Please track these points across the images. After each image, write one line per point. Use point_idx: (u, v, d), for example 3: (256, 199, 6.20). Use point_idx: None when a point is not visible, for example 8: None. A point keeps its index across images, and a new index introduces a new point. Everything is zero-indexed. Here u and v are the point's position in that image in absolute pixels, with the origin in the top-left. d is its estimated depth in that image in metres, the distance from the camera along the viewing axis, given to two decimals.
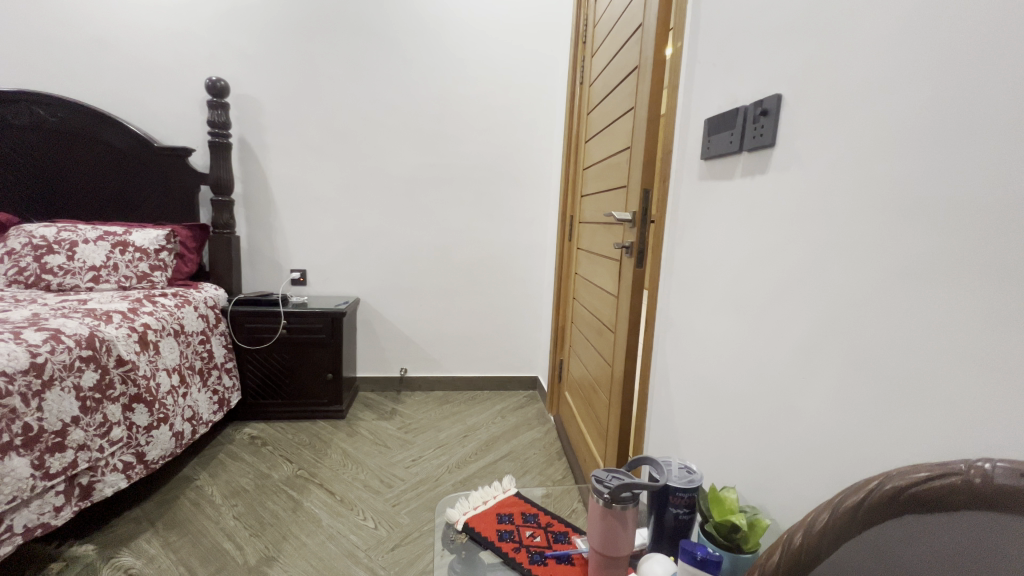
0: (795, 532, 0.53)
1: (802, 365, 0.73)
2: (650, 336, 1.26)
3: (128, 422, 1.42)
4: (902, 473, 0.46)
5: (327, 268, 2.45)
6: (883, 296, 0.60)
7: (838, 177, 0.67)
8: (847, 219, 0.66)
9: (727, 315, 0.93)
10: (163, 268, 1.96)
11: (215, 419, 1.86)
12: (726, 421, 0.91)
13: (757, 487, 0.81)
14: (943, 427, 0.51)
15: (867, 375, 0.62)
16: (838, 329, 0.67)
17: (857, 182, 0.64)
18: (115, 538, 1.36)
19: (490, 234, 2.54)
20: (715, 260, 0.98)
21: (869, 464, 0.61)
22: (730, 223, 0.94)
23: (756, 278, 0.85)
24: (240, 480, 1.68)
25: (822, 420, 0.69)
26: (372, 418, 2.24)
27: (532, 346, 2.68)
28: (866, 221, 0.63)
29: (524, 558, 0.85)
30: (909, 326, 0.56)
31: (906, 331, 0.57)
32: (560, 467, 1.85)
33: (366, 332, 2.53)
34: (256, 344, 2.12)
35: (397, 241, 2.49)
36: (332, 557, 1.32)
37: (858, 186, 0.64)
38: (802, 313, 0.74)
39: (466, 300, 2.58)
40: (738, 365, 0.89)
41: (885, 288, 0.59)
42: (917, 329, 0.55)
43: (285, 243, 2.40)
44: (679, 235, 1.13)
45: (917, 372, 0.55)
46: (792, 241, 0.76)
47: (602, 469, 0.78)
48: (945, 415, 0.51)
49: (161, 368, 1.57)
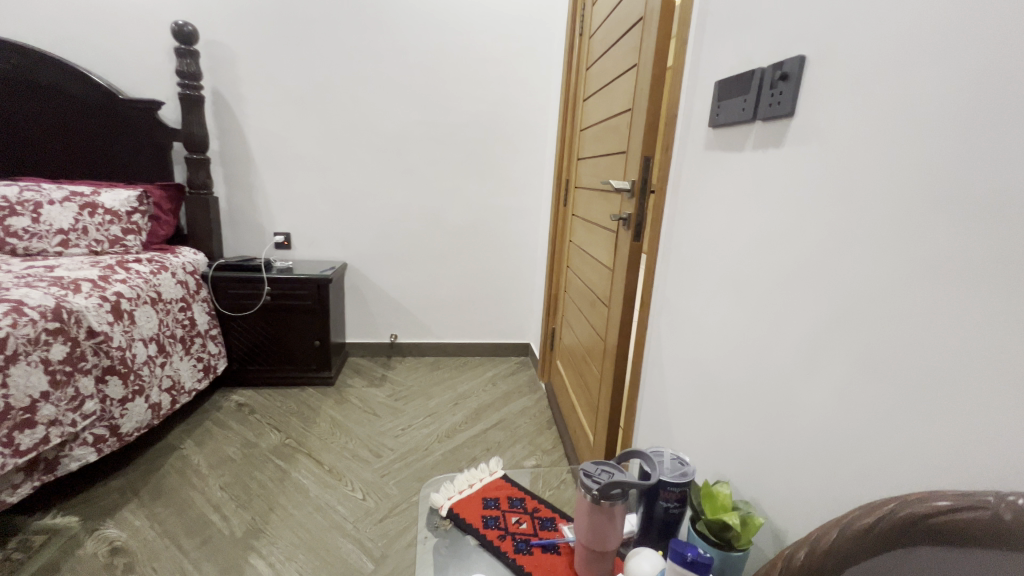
0: (800, 547, 0.50)
1: (806, 360, 0.69)
2: (645, 314, 1.21)
3: (101, 395, 1.38)
4: (921, 499, 0.42)
5: (312, 231, 2.36)
6: (903, 296, 0.54)
7: (862, 156, 0.60)
8: (869, 205, 0.59)
9: (729, 299, 0.87)
10: (137, 232, 1.87)
11: (199, 387, 1.83)
12: (721, 409, 0.87)
13: (751, 480, 0.78)
14: (962, 445, 0.47)
15: (877, 378, 0.57)
16: (849, 325, 0.62)
17: (884, 164, 0.56)
18: (99, 510, 1.35)
19: (482, 197, 2.44)
20: (718, 239, 0.91)
21: (874, 473, 0.57)
22: (736, 199, 0.86)
23: (761, 263, 0.79)
24: (227, 449, 1.67)
25: (825, 420, 0.65)
26: (362, 384, 2.22)
27: (524, 313, 2.64)
28: (891, 209, 0.56)
29: (509, 546, 0.83)
30: (930, 330, 0.51)
31: (927, 336, 0.51)
32: (550, 436, 1.85)
33: (355, 298, 2.47)
34: (239, 310, 2.06)
35: (385, 203, 2.38)
36: (320, 529, 1.32)
37: (883, 169, 0.57)
38: (809, 304, 0.68)
39: (457, 266, 2.51)
40: (737, 352, 0.84)
41: (908, 287, 0.53)
42: (941, 336, 0.50)
43: (267, 204, 2.29)
44: (680, 209, 1.06)
45: (937, 382, 0.50)
46: (804, 224, 0.70)
47: (590, 462, 0.75)
48: (964, 432, 0.47)
49: (138, 338, 1.51)
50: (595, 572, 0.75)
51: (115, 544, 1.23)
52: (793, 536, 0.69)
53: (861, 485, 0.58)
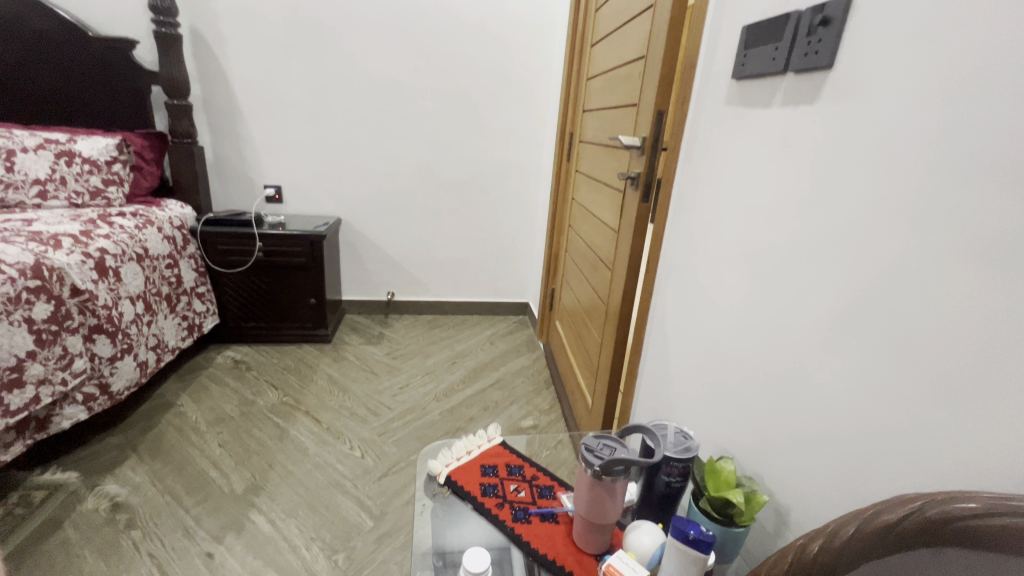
0: (814, 538, 0.46)
1: (823, 338, 0.65)
2: (650, 279, 1.16)
3: (90, 353, 1.36)
4: (949, 499, 0.39)
5: (304, 185, 2.26)
6: (940, 277, 0.49)
7: (905, 118, 0.53)
8: (908, 175, 0.53)
9: (742, 269, 0.83)
10: (119, 183, 1.79)
11: (183, 346, 1.81)
12: (728, 383, 0.85)
13: (755, 455, 0.77)
14: (989, 442, 0.44)
15: (900, 363, 0.53)
16: (873, 306, 0.57)
17: (931, 128, 0.50)
18: (98, 466, 1.35)
19: (481, 151, 2.33)
20: (735, 204, 0.85)
21: (889, 460, 0.54)
22: (758, 161, 0.79)
23: (780, 233, 0.74)
24: (225, 406, 1.66)
25: (839, 402, 0.62)
26: (359, 342, 2.21)
27: (524, 272, 2.59)
28: (933, 182, 0.50)
29: (507, 515, 0.83)
30: (966, 317, 0.47)
31: (960, 324, 0.47)
32: (547, 397, 1.86)
33: (350, 254, 2.41)
34: (231, 266, 2.00)
35: (379, 155, 2.27)
36: (319, 487, 1.33)
37: (930, 135, 0.50)
38: (831, 280, 0.64)
39: (455, 223, 2.44)
40: (748, 325, 0.81)
41: (947, 269, 0.49)
42: (977, 324, 0.46)
43: (255, 155, 2.18)
44: (694, 171, 0.99)
45: (967, 374, 0.46)
46: (832, 192, 0.64)
47: (591, 436, 0.73)
48: (993, 429, 0.44)
49: (125, 296, 1.48)
50: (593, 543, 0.74)
51: (116, 500, 1.24)
52: (795, 514, 0.68)
53: (873, 471, 0.56)
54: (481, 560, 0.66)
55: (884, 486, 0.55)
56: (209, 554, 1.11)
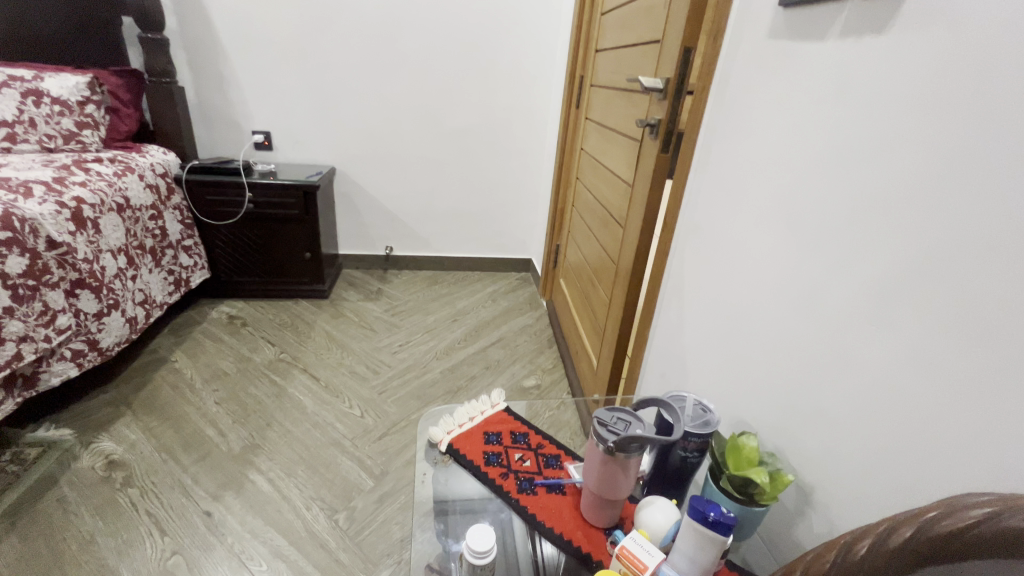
0: (861, 537, 0.41)
1: (871, 309, 0.58)
2: (667, 238, 1.08)
3: (74, 309, 1.31)
4: None
5: (294, 130, 2.12)
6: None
7: (1002, 48, 0.44)
8: (997, 121, 0.44)
9: (777, 229, 0.75)
10: (94, 126, 1.66)
11: (171, 301, 1.75)
12: (753, 351, 0.79)
13: (779, 429, 0.72)
14: None
15: (968, 341, 0.47)
16: (938, 275, 0.50)
17: None
18: (92, 423, 1.33)
19: (484, 96, 2.17)
20: (774, 155, 0.76)
21: (939, 446, 0.49)
22: (804, 106, 0.70)
23: (827, 188, 0.65)
24: (220, 362, 1.63)
25: (884, 380, 0.56)
26: (357, 298, 2.15)
27: (527, 227, 2.49)
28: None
29: (512, 486, 0.80)
30: None
31: None
32: (551, 356, 1.82)
33: (346, 206, 2.31)
34: (221, 218, 1.91)
35: (374, 99, 2.12)
36: (318, 446, 1.31)
37: None
38: (887, 244, 0.56)
39: (455, 174, 2.32)
40: (779, 292, 0.74)
41: None
42: None
43: (241, 98, 2.03)
44: (726, 117, 0.89)
45: None
46: (896, 142, 0.55)
47: (605, 410, 0.67)
48: None
49: (105, 249, 1.41)
50: (602, 517, 0.71)
51: (112, 458, 1.22)
52: (821, 492, 0.64)
53: (918, 456, 0.51)
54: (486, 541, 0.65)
55: (932, 474, 0.50)
56: (208, 513, 1.10)
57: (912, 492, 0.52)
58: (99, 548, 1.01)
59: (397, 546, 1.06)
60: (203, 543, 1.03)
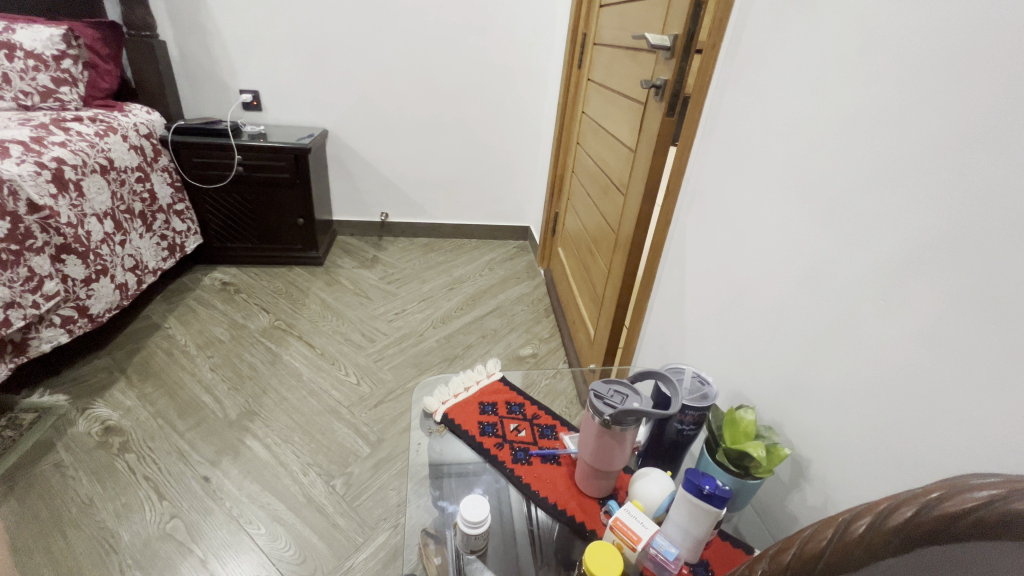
0: (859, 515, 0.40)
1: (883, 283, 0.56)
2: (669, 206, 1.05)
3: (61, 275, 1.29)
4: None
5: (284, 90, 2.03)
6: None
7: None
8: None
9: (786, 198, 0.72)
10: (71, 83, 1.58)
11: (164, 267, 1.73)
12: (754, 324, 0.78)
13: (778, 403, 0.72)
14: None
15: (986, 318, 0.45)
16: (959, 248, 0.48)
17: None
18: (88, 389, 1.32)
19: (481, 54, 2.07)
20: (786, 119, 0.72)
21: (943, 425, 0.49)
22: (822, 66, 0.65)
23: (843, 155, 0.62)
24: (214, 329, 1.61)
25: (889, 356, 0.55)
26: (352, 265, 2.12)
27: (525, 193, 2.44)
28: None
29: (507, 456, 0.80)
30: None
31: None
32: (547, 325, 1.81)
33: (339, 171, 2.25)
34: (210, 182, 1.85)
35: (366, 57, 2.02)
36: (314, 413, 1.31)
37: None
38: (906, 215, 0.54)
39: (452, 138, 2.24)
40: (785, 264, 0.71)
41: None
42: None
43: (227, 54, 1.94)
44: (737, 78, 0.84)
45: None
46: (925, 105, 0.51)
47: (601, 382, 0.66)
48: None
49: (90, 213, 1.37)
50: (596, 488, 0.71)
51: (108, 424, 1.22)
52: (819, 465, 0.64)
53: (921, 433, 0.51)
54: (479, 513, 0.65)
55: (935, 450, 0.49)
56: (205, 478, 1.11)
57: (912, 468, 0.52)
58: (99, 512, 1.02)
59: (393, 510, 1.07)
60: (201, 507, 1.05)
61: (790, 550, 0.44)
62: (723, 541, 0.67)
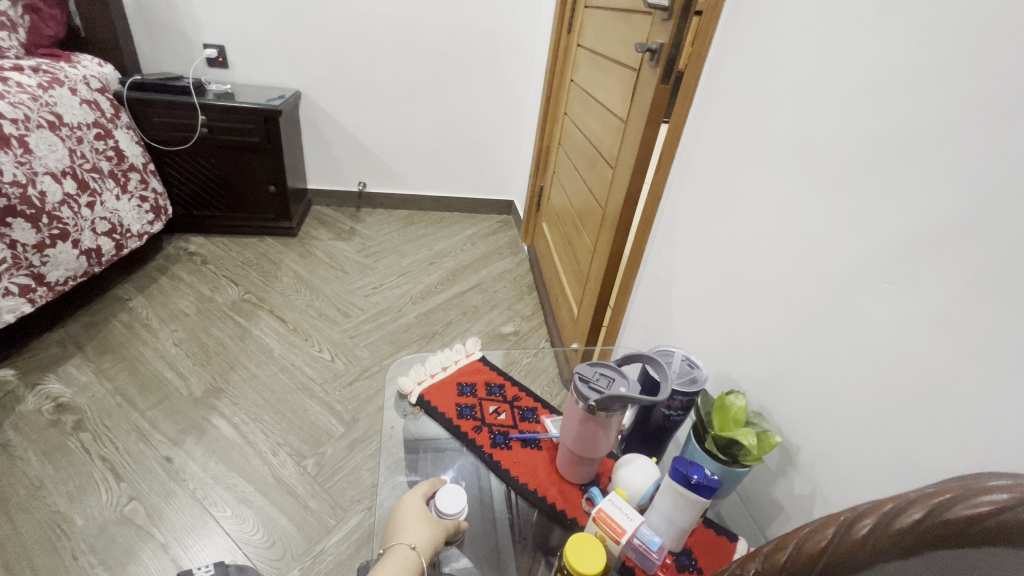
0: (864, 516, 0.37)
1: (889, 265, 0.52)
2: (660, 181, 1.00)
3: (8, 240, 1.20)
4: None
5: (252, 45, 1.89)
6: None
7: None
8: None
9: (787, 173, 0.68)
10: (9, 28, 1.43)
11: (152, 230, 1.66)
12: (746, 306, 0.74)
13: (769, 387, 0.69)
14: None
15: (999, 304, 0.42)
16: (977, 228, 0.44)
17: None
18: (38, 363, 1.24)
19: (465, 15, 1.95)
20: (792, 88, 0.67)
21: (946, 416, 0.46)
22: (833, 29, 0.61)
23: (853, 126, 0.57)
24: (179, 302, 1.53)
25: (890, 342, 0.52)
26: (328, 237, 2.03)
27: (510, 166, 2.36)
28: None
29: (485, 440, 0.76)
30: None
31: None
32: (530, 302, 1.77)
33: (314, 137, 2.13)
34: (172, 144, 1.73)
35: (343, 12, 1.89)
36: (285, 391, 1.26)
37: None
38: (918, 193, 0.50)
39: (434, 104, 2.14)
40: (782, 243, 0.68)
41: None
42: None
43: (188, 4, 1.79)
44: (740, 43, 0.79)
45: None
46: (950, 70, 0.47)
47: (586, 364, 0.62)
48: None
49: (43, 171, 1.27)
50: (578, 474, 0.68)
51: (61, 401, 1.15)
52: (809, 453, 0.62)
53: (922, 425, 0.48)
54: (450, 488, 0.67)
55: (937, 443, 0.47)
56: (167, 459, 1.05)
57: (911, 459, 0.49)
58: (49, 494, 0.96)
59: (367, 492, 1.04)
60: (162, 489, 0.99)
61: (787, 549, 0.40)
62: (708, 528, 0.65)
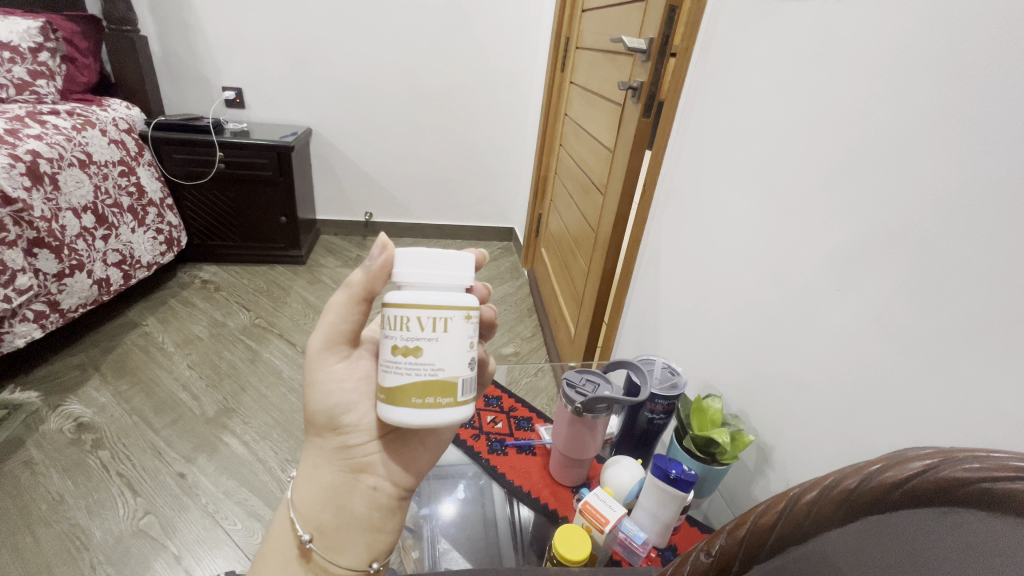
0: (808, 488, 0.36)
1: (837, 274, 0.59)
2: (646, 205, 1.08)
3: (33, 269, 1.28)
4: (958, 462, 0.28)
5: (268, 87, 2.03)
6: (981, 214, 0.44)
7: (984, 17, 0.44)
8: (968, 85, 0.45)
9: (753, 195, 0.75)
10: (49, 76, 1.55)
11: (162, 261, 1.74)
12: (721, 318, 0.81)
13: (745, 392, 0.75)
14: (1006, 397, 0.41)
15: (923, 302, 0.49)
16: (903, 238, 0.51)
17: (1001, 29, 0.42)
18: (60, 385, 1.30)
19: (467, 56, 2.09)
20: (754, 122, 0.76)
21: (887, 406, 0.52)
22: (786, 70, 0.69)
23: (802, 155, 0.65)
24: (193, 327, 1.60)
25: (841, 343, 0.58)
26: (335, 265, 2.11)
27: (510, 195, 2.46)
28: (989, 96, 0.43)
29: (483, 447, 0.81)
30: (999, 259, 0.42)
31: (995, 259, 0.42)
32: (529, 325, 1.83)
33: (324, 170, 2.24)
34: (190, 179, 1.84)
35: (353, 57, 2.03)
36: (294, 410, 1.31)
37: (1003, 33, 0.42)
38: (859, 209, 0.57)
39: (436, 139, 2.26)
40: (751, 259, 0.75)
41: (985, 200, 0.43)
42: (1010, 263, 0.41)
43: (211, 51, 1.93)
44: (709, 82, 0.88)
45: (994, 318, 0.42)
46: (874, 107, 0.55)
47: (574, 372, 0.68)
48: (1006, 377, 0.41)
49: (66, 207, 1.37)
50: (570, 476, 0.73)
51: (81, 420, 1.21)
52: (782, 450, 0.67)
53: (870, 416, 0.54)
54: (415, 285, 0.47)
55: (881, 431, 0.53)
56: (181, 474, 1.10)
57: (861, 447, 0.55)
58: (69, 508, 1.00)
59: None
60: (177, 503, 1.03)
61: (746, 523, 0.40)
62: (691, 526, 0.70)
